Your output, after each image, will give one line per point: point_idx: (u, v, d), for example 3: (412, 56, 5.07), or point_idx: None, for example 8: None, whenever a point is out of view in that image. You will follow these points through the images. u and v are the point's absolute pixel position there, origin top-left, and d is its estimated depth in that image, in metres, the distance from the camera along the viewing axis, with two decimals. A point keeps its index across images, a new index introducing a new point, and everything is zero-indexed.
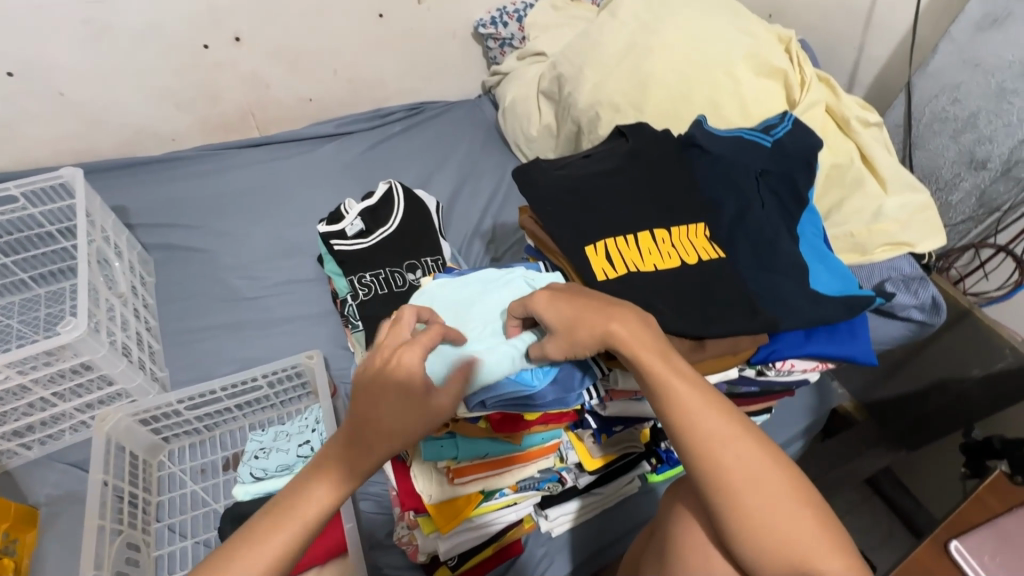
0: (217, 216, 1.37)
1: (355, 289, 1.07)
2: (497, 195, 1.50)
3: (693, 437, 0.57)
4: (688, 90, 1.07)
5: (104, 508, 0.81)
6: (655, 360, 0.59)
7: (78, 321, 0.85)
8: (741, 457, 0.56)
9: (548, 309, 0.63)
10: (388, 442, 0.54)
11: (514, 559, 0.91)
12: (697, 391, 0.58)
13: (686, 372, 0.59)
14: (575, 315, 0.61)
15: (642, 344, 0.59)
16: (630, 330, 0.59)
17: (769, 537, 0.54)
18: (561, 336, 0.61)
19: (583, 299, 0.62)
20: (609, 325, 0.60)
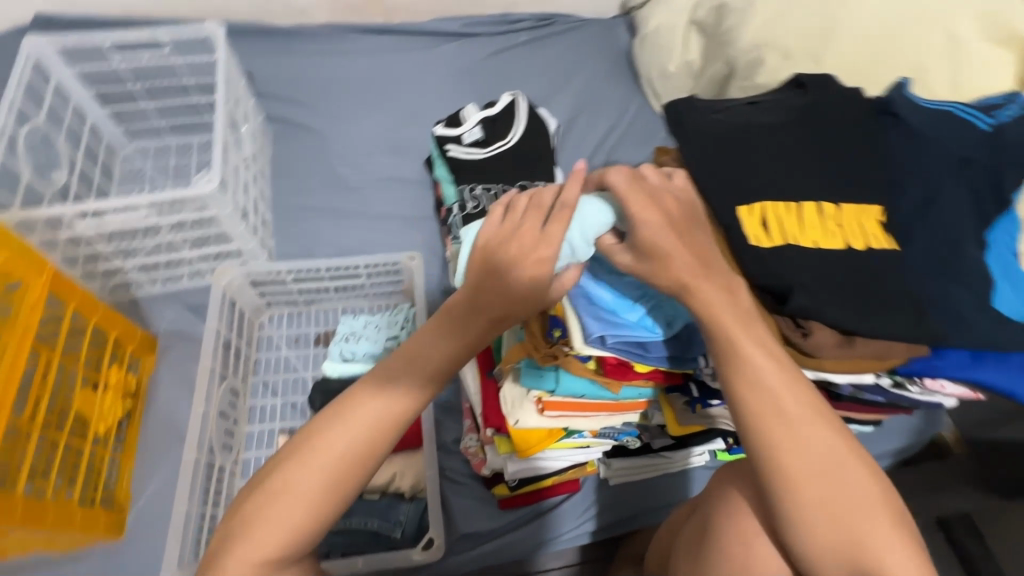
0: (334, 99, 1.36)
1: (463, 200, 1.03)
2: (616, 130, 1.40)
3: (759, 405, 0.52)
4: (886, 46, 0.91)
5: (216, 353, 0.88)
6: (736, 322, 0.53)
7: (212, 177, 0.88)
8: (809, 441, 0.52)
9: (651, 228, 0.53)
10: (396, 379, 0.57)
11: (564, 498, 0.92)
12: (776, 365, 0.53)
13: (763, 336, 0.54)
14: (669, 253, 0.53)
15: (723, 306, 0.53)
16: (716, 295, 0.53)
17: (820, 523, 0.51)
18: (648, 261, 0.54)
19: (683, 238, 0.54)
20: (694, 279, 0.53)
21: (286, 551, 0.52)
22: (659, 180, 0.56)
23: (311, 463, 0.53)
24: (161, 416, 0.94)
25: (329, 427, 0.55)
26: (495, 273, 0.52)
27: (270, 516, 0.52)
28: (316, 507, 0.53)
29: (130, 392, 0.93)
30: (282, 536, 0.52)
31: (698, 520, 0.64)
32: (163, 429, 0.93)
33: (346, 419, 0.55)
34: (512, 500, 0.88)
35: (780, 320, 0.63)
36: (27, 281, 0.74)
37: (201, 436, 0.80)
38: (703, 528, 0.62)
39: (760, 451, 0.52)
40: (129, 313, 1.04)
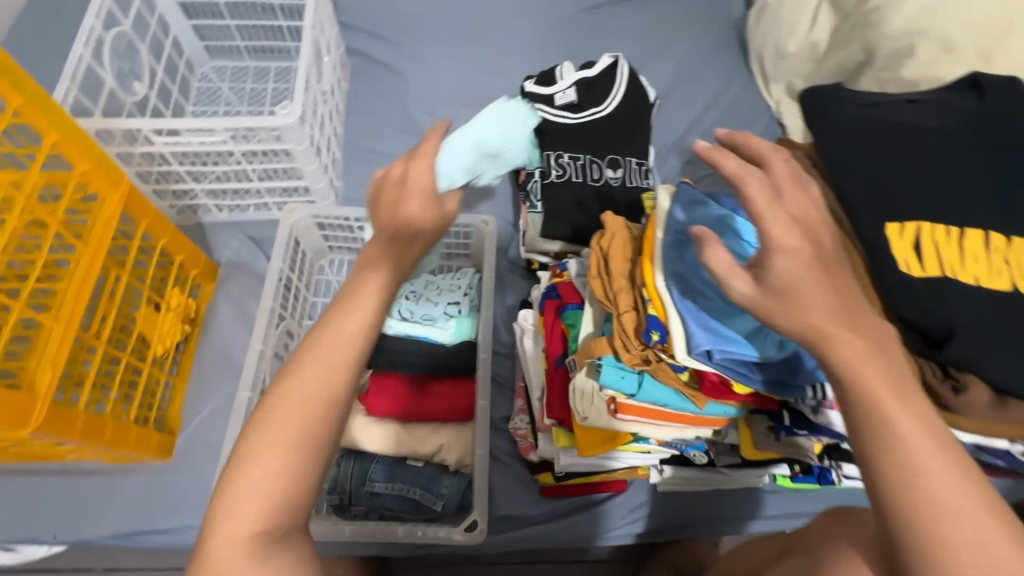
0: (417, 38, 1.28)
1: (548, 166, 0.95)
2: (715, 107, 1.26)
3: (905, 474, 0.40)
4: None
5: (276, 293, 0.86)
6: (875, 372, 0.42)
7: (293, 108, 0.83)
8: (972, 528, 0.39)
9: (787, 256, 0.43)
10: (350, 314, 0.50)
11: (610, 496, 0.87)
12: (928, 430, 0.41)
13: (910, 393, 0.42)
14: (804, 288, 0.42)
15: (865, 360, 0.42)
16: (862, 348, 0.42)
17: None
18: (779, 299, 0.43)
19: (826, 274, 0.43)
20: (833, 325, 0.42)
21: (271, 523, 0.45)
22: (793, 194, 0.46)
23: (270, 421, 0.47)
24: (216, 345, 0.94)
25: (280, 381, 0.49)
26: (399, 224, 0.52)
27: (239, 489, 0.45)
28: (293, 468, 0.46)
29: (189, 316, 0.93)
30: (260, 506, 0.45)
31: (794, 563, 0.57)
32: (216, 358, 0.93)
33: (292, 373, 0.48)
34: (555, 489, 0.85)
35: (921, 363, 0.54)
36: (103, 195, 0.72)
37: (255, 375, 0.79)
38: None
39: (908, 539, 0.40)
40: (193, 236, 1.02)
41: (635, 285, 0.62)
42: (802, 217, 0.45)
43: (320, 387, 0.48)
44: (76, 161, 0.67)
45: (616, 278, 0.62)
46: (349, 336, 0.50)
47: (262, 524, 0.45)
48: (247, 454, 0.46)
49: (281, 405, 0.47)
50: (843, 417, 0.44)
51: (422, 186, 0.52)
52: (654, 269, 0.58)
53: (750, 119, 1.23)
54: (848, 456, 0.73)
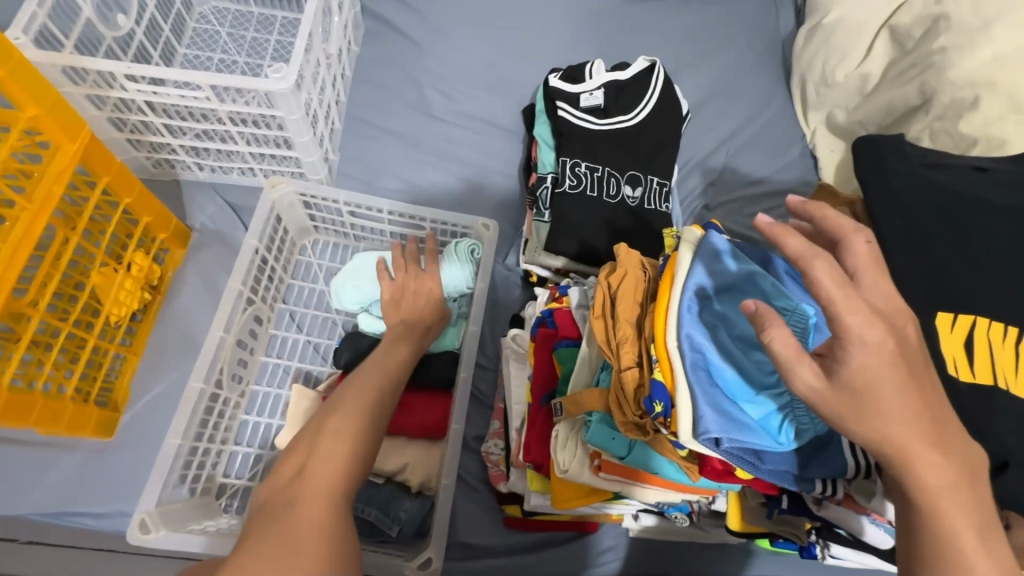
0: (440, 7, 1.17)
1: (561, 174, 0.87)
2: (748, 129, 1.17)
3: None
4: None
5: (249, 274, 0.78)
6: (957, 506, 0.39)
7: (288, 71, 0.74)
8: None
9: (864, 352, 0.38)
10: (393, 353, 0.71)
11: (578, 535, 0.82)
12: (998, 566, 0.39)
13: (985, 526, 0.39)
14: (881, 388, 0.38)
15: (947, 490, 0.39)
16: (948, 478, 0.39)
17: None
18: (853, 401, 0.38)
19: (910, 376, 0.39)
20: (916, 445, 0.39)
21: (347, 475, 0.55)
22: (868, 280, 0.41)
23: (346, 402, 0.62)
24: (176, 318, 0.86)
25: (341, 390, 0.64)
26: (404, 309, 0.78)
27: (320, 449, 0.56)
28: (356, 439, 0.58)
29: (150, 283, 0.85)
30: (338, 460, 0.56)
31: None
32: (175, 332, 0.85)
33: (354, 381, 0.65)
34: (522, 522, 0.80)
35: None
36: (57, 143, 0.64)
37: (212, 363, 0.72)
38: None
39: None
40: (168, 194, 0.94)
41: (642, 336, 0.54)
42: (882, 307, 0.40)
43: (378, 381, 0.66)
44: (23, 102, 0.59)
45: (619, 327, 0.55)
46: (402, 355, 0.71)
47: (340, 473, 0.55)
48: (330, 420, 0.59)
49: (348, 393, 0.63)
50: (909, 544, 0.41)
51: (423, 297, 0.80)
52: (666, 328, 0.50)
53: (782, 148, 1.14)
54: (840, 538, 0.65)
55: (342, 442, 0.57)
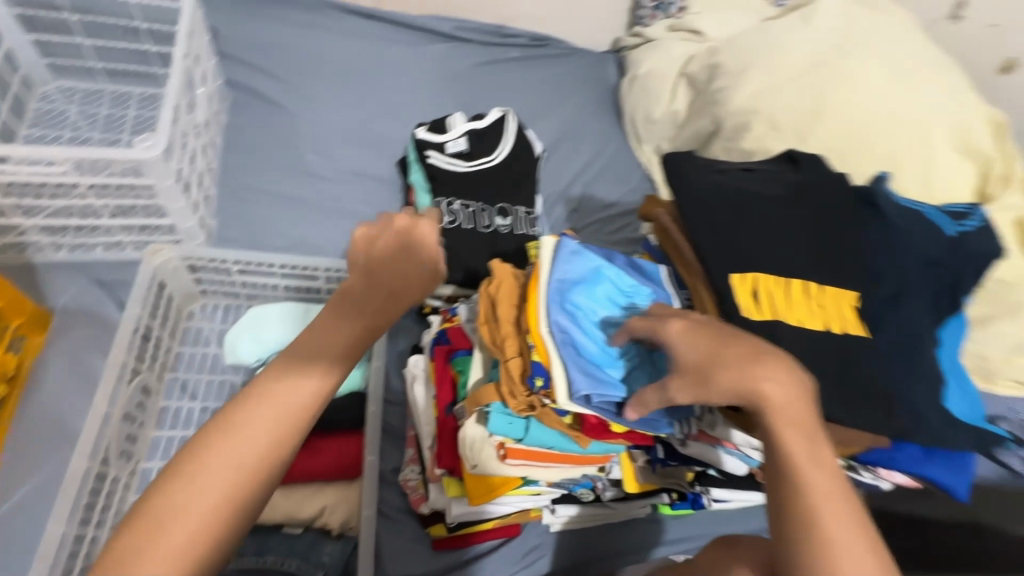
0: (306, 77, 1.25)
1: (439, 212, 0.97)
2: (596, 162, 1.36)
3: (809, 523, 0.46)
4: (864, 138, 0.95)
5: (132, 344, 0.76)
6: (795, 434, 0.49)
7: (157, 140, 0.76)
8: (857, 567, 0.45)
9: (686, 341, 0.52)
10: (297, 380, 0.48)
11: (503, 542, 0.86)
12: (829, 476, 0.48)
13: (824, 455, 0.49)
14: (716, 358, 0.50)
15: (784, 418, 0.49)
16: (783, 411, 0.49)
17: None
18: (695, 377, 0.50)
19: (732, 339, 0.52)
20: (751, 386, 0.49)
21: None
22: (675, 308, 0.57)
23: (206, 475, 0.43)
24: (41, 408, 0.79)
25: (209, 442, 0.44)
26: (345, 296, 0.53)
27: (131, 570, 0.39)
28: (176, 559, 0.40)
29: (6, 375, 0.78)
30: None
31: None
32: (40, 423, 0.78)
33: (228, 428, 0.45)
34: (450, 541, 0.82)
35: None
36: None
37: (97, 440, 0.68)
38: None
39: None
40: (21, 278, 0.87)
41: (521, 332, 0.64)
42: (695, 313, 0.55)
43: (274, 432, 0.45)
44: None
45: (500, 325, 0.64)
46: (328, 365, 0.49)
47: None
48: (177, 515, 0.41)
49: (219, 456, 0.43)
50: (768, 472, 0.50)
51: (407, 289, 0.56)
52: (538, 317, 0.60)
53: (624, 176, 1.35)
54: (715, 480, 0.80)
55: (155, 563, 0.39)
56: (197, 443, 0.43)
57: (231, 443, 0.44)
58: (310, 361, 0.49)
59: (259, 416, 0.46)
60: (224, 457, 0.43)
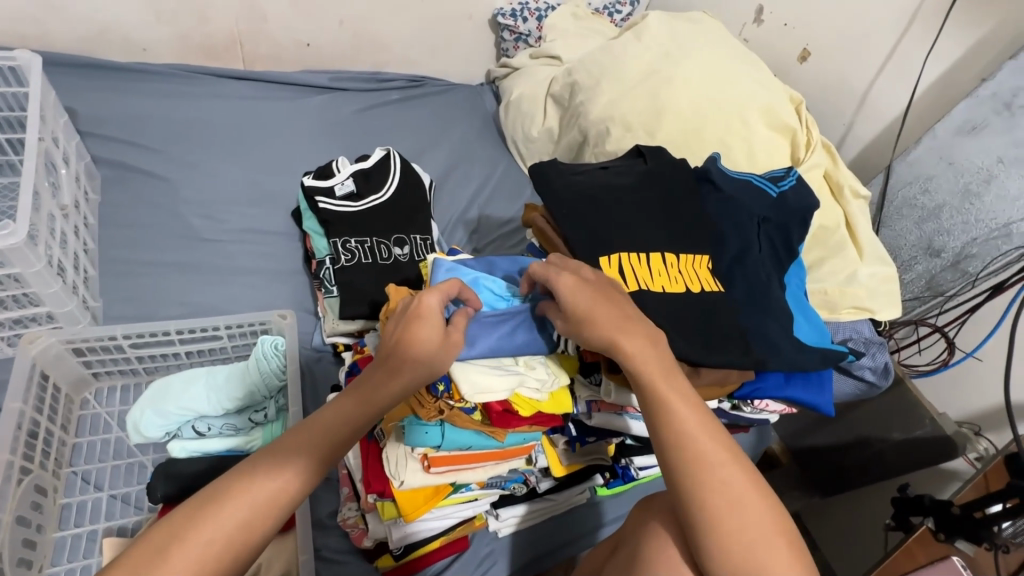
0: (182, 144, 1.24)
1: (336, 252, 0.99)
2: (487, 184, 1.45)
3: (682, 449, 0.57)
4: (701, 127, 1.11)
5: (16, 442, 0.71)
6: (662, 377, 0.58)
7: (17, 227, 0.73)
8: (731, 482, 0.56)
9: (570, 293, 0.60)
10: (313, 445, 0.53)
11: (455, 558, 0.87)
12: (692, 409, 0.59)
13: (691, 397, 0.60)
14: (593, 308, 0.59)
15: (648, 360, 0.58)
16: (646, 348, 0.59)
17: (743, 557, 0.53)
18: (573, 320, 0.60)
19: (603, 292, 0.60)
20: (622, 334, 0.58)
21: None
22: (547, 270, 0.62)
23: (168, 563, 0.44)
24: None
25: (233, 489, 0.49)
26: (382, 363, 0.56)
27: None
28: None
29: None
30: None
31: (625, 554, 0.67)
32: None
33: (251, 482, 0.49)
34: (400, 570, 0.82)
35: None
36: None
37: None
38: (632, 561, 0.65)
39: (693, 491, 0.56)
40: None
41: None
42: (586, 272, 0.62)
43: (243, 521, 0.47)
44: None
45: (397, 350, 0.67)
46: (310, 449, 0.52)
47: None
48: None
49: (236, 503, 0.48)
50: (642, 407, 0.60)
51: (433, 312, 0.56)
52: None
53: (514, 193, 1.44)
54: (634, 449, 0.87)
55: None
56: (221, 485, 0.49)
57: (248, 494, 0.48)
58: (332, 426, 0.54)
59: (273, 470, 0.50)
60: (240, 508, 0.48)
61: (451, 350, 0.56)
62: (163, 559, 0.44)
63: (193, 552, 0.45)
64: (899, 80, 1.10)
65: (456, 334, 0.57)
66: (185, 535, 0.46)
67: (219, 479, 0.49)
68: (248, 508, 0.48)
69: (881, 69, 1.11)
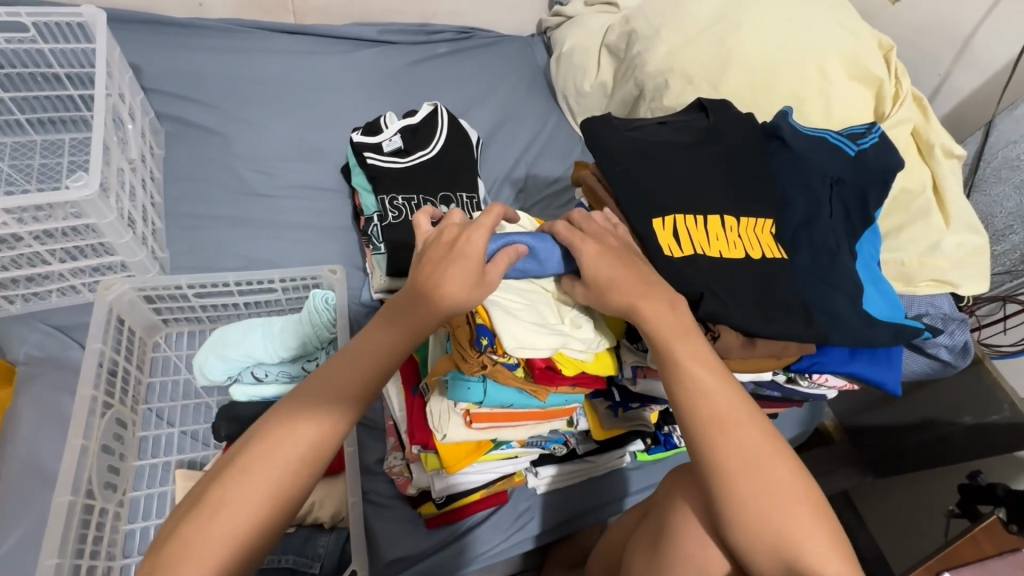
0: (237, 101, 1.26)
1: (384, 209, 1.00)
2: (536, 142, 1.40)
3: (700, 411, 0.55)
4: (773, 79, 1.01)
5: (98, 379, 0.77)
6: (676, 337, 0.57)
7: (90, 179, 0.77)
8: (748, 447, 0.54)
9: (592, 262, 0.58)
10: (362, 367, 0.54)
11: (493, 510, 0.90)
12: (709, 371, 0.57)
13: (709, 358, 0.57)
14: (613, 278, 0.57)
15: (661, 321, 0.57)
16: (657, 311, 0.57)
17: (762, 522, 0.52)
18: (595, 290, 0.59)
19: (624, 260, 0.59)
20: (636, 297, 0.57)
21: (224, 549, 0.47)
22: (574, 231, 0.61)
23: (247, 479, 0.49)
24: (23, 459, 0.81)
25: (292, 415, 0.52)
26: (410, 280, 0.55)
27: (225, 502, 0.48)
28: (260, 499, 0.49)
29: None
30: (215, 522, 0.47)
31: (650, 525, 0.67)
32: (25, 477, 0.80)
33: (308, 405, 0.52)
34: (442, 518, 0.86)
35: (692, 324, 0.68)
36: None
37: (76, 477, 0.70)
38: (657, 532, 0.65)
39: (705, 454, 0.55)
40: None
41: None
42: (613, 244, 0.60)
43: (305, 444, 0.51)
44: None
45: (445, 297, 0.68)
46: (361, 371, 0.54)
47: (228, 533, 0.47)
48: (221, 517, 0.47)
49: (297, 426, 0.52)
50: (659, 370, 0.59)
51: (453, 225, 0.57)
52: None
53: (564, 151, 1.39)
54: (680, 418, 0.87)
55: (241, 503, 0.48)
56: (285, 413, 0.52)
57: (309, 416, 0.52)
58: (375, 343, 0.55)
59: (325, 395, 0.53)
60: (304, 431, 0.51)
61: (469, 263, 0.53)
62: (244, 476, 0.49)
63: (269, 469, 0.50)
64: (1013, 22, 0.96)
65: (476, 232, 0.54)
66: (258, 455, 0.50)
67: (283, 404, 0.53)
68: (311, 429, 0.52)
69: (991, 8, 0.97)
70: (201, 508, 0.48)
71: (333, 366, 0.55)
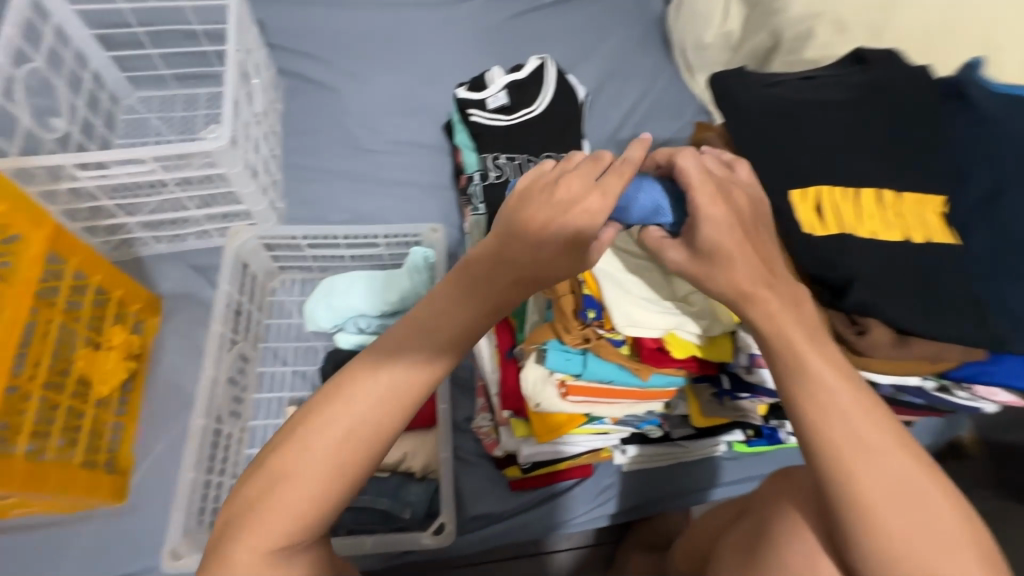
0: (349, 56, 1.28)
1: (485, 168, 0.98)
2: (645, 100, 1.30)
3: (822, 421, 0.49)
4: (956, 23, 0.83)
5: (226, 317, 0.85)
6: (797, 334, 0.50)
7: (223, 131, 0.82)
8: (880, 463, 0.47)
9: (716, 231, 0.49)
10: (428, 336, 0.50)
11: (578, 482, 0.89)
12: (835, 375, 0.49)
13: (833, 358, 0.50)
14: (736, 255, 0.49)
15: (782, 313, 0.50)
16: (779, 303, 0.50)
17: (895, 547, 0.46)
18: (705, 262, 0.51)
19: (745, 235, 0.50)
20: (755, 283, 0.49)
21: (292, 517, 0.47)
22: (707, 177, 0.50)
23: (308, 452, 0.47)
24: (168, 380, 0.93)
25: (351, 385, 0.49)
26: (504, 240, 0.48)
27: (289, 472, 0.47)
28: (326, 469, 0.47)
29: (133, 353, 0.91)
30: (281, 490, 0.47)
31: (746, 527, 0.62)
32: (169, 398, 0.92)
33: (366, 375, 0.49)
34: (526, 483, 0.86)
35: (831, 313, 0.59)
36: (25, 235, 0.73)
37: (209, 403, 0.79)
38: (755, 536, 0.60)
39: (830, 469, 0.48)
40: (131, 270, 1.00)
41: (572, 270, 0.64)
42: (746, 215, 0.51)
43: (364, 416, 0.48)
44: None
45: None
46: (424, 339, 0.50)
47: (296, 502, 0.47)
48: (284, 486, 0.47)
49: (357, 397, 0.48)
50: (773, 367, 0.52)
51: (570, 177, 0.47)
52: None
53: (675, 111, 1.28)
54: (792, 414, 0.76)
55: (304, 473, 0.47)
56: (344, 381, 0.49)
57: (368, 385, 0.49)
58: (450, 310, 0.50)
59: (385, 363, 0.49)
60: (361, 401, 0.48)
61: (573, 236, 0.46)
62: (305, 447, 0.47)
63: (330, 439, 0.47)
64: None
65: (593, 198, 0.47)
66: (318, 426, 0.48)
67: (342, 371, 0.50)
68: (371, 399, 0.48)
69: None
70: (266, 476, 0.47)
71: (397, 333, 0.50)
